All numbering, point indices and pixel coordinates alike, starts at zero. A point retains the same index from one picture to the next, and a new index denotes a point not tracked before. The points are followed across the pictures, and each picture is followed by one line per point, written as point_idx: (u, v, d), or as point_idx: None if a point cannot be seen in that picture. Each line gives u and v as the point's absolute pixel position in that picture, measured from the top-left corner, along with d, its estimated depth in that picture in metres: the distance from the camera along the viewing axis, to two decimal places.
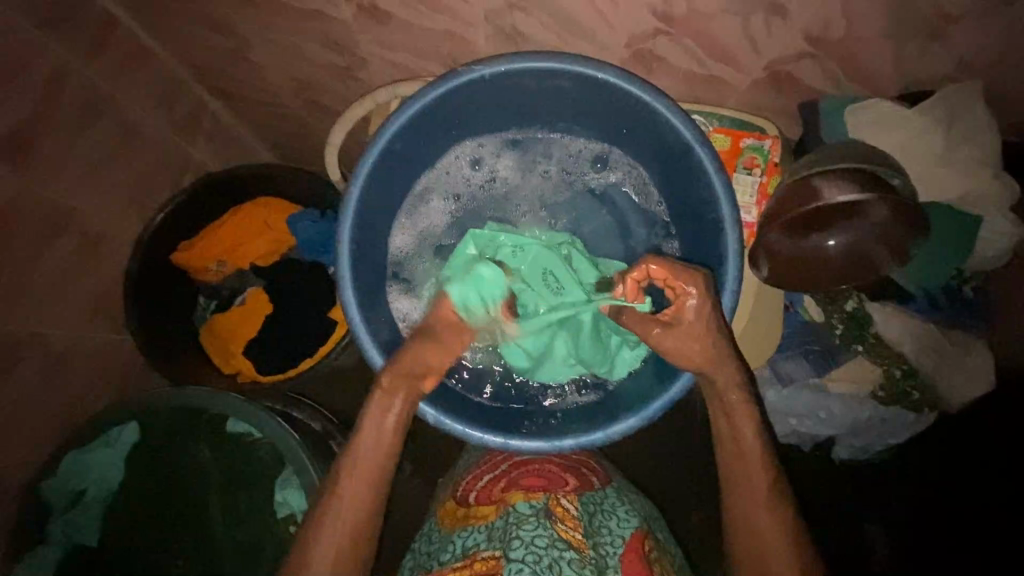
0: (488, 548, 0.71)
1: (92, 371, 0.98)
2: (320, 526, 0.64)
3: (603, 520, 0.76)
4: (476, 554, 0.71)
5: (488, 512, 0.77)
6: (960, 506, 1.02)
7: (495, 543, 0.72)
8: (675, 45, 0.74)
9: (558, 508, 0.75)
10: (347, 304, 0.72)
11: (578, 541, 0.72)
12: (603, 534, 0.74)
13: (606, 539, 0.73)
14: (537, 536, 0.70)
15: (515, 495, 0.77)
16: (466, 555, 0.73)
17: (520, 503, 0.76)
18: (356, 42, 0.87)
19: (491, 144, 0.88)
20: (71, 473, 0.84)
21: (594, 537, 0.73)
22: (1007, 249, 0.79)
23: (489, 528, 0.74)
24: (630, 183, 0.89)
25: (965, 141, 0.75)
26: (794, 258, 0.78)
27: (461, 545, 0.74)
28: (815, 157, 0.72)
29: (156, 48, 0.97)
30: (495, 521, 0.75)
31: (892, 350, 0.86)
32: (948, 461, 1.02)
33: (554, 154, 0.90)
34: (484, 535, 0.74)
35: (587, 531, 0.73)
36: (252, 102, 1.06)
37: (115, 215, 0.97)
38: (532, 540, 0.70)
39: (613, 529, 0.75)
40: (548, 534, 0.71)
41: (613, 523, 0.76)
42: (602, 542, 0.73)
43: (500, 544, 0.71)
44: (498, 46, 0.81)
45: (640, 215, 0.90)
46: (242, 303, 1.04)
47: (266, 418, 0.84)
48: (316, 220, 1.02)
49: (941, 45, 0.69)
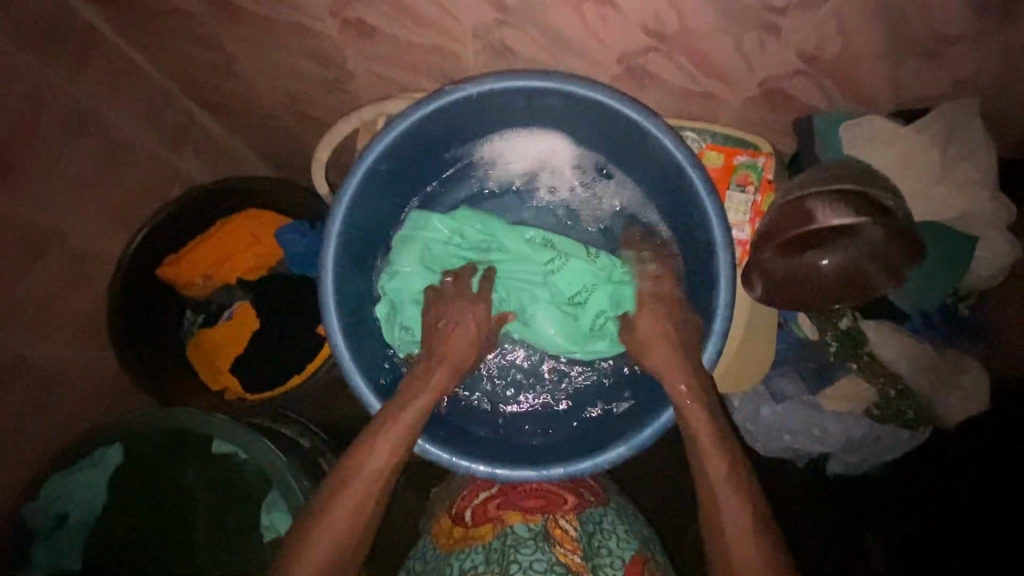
0: (488, 572, 0.69)
1: (76, 389, 0.96)
2: (328, 502, 0.62)
3: (602, 541, 0.73)
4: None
5: (486, 532, 0.75)
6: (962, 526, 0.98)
7: (494, 566, 0.70)
8: (668, 62, 0.73)
9: (557, 530, 0.73)
10: (332, 328, 0.71)
11: (578, 565, 0.70)
12: (603, 555, 0.71)
13: (606, 561, 0.71)
14: (536, 560, 0.69)
15: (512, 516, 0.76)
16: None
17: (518, 524, 0.74)
18: (343, 56, 0.85)
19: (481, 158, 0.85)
20: (53, 496, 0.81)
21: (594, 559, 0.71)
22: (1004, 269, 0.78)
23: (487, 550, 0.72)
24: (631, 203, 0.85)
25: (962, 161, 0.74)
26: (789, 277, 0.76)
27: (460, 566, 0.72)
28: (807, 178, 0.71)
29: (139, 59, 0.95)
30: (493, 541, 0.73)
31: (888, 369, 0.84)
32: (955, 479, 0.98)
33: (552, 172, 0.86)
34: (481, 557, 0.72)
35: (586, 554, 0.71)
36: (239, 112, 1.04)
37: (97, 230, 0.95)
38: (531, 565, 0.69)
39: (613, 549, 0.72)
40: (546, 558, 0.70)
41: (613, 543, 0.73)
42: (602, 564, 0.70)
43: (499, 568, 0.69)
44: (488, 61, 0.79)
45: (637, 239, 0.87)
46: (230, 319, 1.02)
47: (250, 438, 0.82)
48: (304, 233, 1.00)
49: (939, 63, 0.68)
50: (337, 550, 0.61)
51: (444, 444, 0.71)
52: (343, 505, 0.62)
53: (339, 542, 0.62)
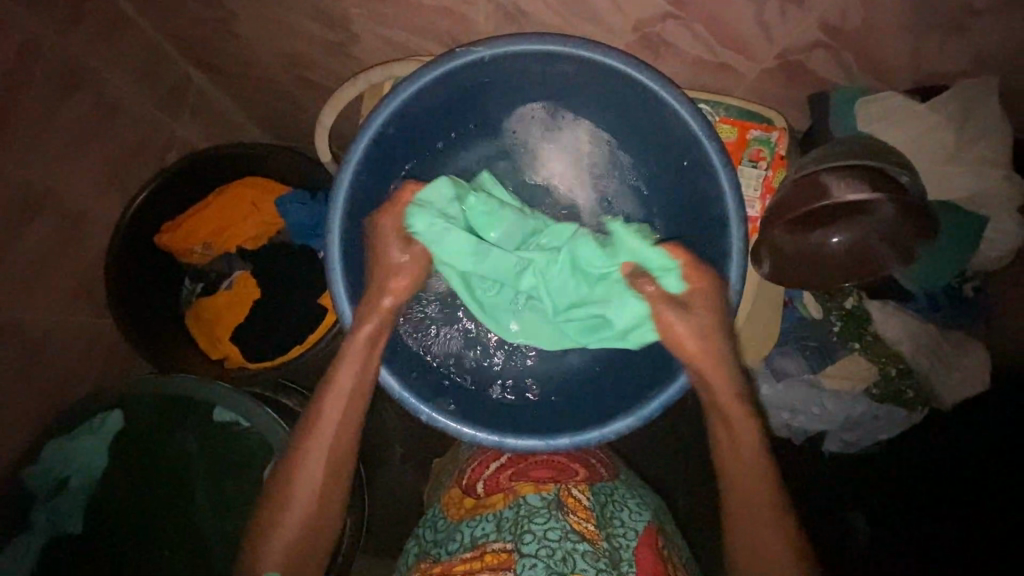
0: (499, 540, 0.69)
1: (75, 356, 0.95)
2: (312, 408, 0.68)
3: (615, 512, 0.73)
4: (487, 547, 0.69)
5: (497, 501, 0.74)
6: (960, 510, 0.98)
7: (506, 535, 0.69)
8: (685, 30, 0.71)
9: (570, 499, 0.72)
10: (337, 293, 0.71)
11: (592, 532, 0.69)
12: (616, 526, 0.71)
13: (619, 531, 0.70)
14: (549, 529, 0.68)
15: (524, 486, 0.74)
16: (475, 545, 0.70)
17: (530, 495, 0.73)
18: (348, 17, 0.82)
19: (481, 146, 0.86)
20: (51, 463, 0.82)
21: (607, 529, 0.70)
22: (1011, 250, 0.77)
23: (498, 518, 0.72)
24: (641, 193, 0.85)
25: (978, 139, 0.73)
26: (798, 254, 0.76)
27: (470, 534, 0.72)
28: (825, 152, 0.71)
29: (134, 16, 0.92)
30: (504, 511, 0.72)
31: (890, 348, 0.85)
32: (958, 464, 0.98)
33: (558, 154, 0.87)
34: (492, 525, 0.71)
35: (599, 523, 0.71)
36: (238, 75, 1.01)
37: (91, 192, 0.93)
38: (544, 534, 0.67)
39: (625, 520, 0.72)
40: (561, 526, 0.68)
41: (625, 514, 0.73)
42: (615, 534, 0.70)
43: (512, 537, 0.69)
44: (500, 25, 0.77)
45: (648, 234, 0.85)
46: (229, 288, 1.00)
47: (256, 407, 0.83)
48: (305, 202, 0.98)
49: (961, 36, 0.67)
50: (328, 449, 0.67)
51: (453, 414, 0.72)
52: (331, 408, 0.68)
53: (328, 445, 0.67)
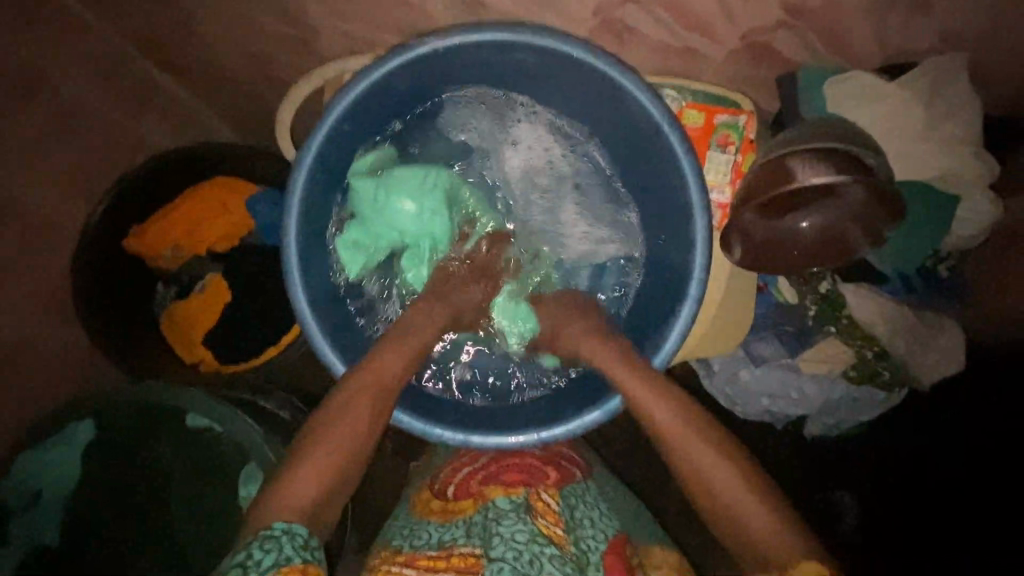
0: (467, 544, 0.69)
1: (44, 368, 0.94)
2: (374, 355, 0.70)
3: (584, 513, 0.73)
4: (454, 549, 0.69)
5: (466, 506, 0.74)
6: None
7: (474, 540, 0.69)
8: (646, 14, 0.69)
9: (539, 502, 0.72)
10: (296, 296, 0.70)
11: (561, 537, 0.69)
12: (585, 528, 0.71)
13: (589, 533, 0.71)
14: (517, 531, 0.68)
15: (494, 490, 0.74)
16: (441, 546, 0.69)
17: (500, 498, 0.73)
18: (305, 12, 0.80)
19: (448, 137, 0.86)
20: (25, 473, 0.81)
21: (575, 532, 0.71)
22: (986, 227, 0.76)
23: (467, 524, 0.72)
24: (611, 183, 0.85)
25: (948, 117, 0.71)
26: (768, 241, 0.75)
27: (437, 537, 0.71)
28: (792, 135, 0.70)
29: (89, 17, 0.90)
30: (473, 516, 0.72)
31: (865, 332, 0.83)
32: None
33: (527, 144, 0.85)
34: (461, 530, 0.71)
35: (568, 526, 0.71)
36: (199, 75, 0.98)
37: (57, 201, 0.92)
38: (513, 535, 0.68)
39: (597, 523, 0.72)
40: (529, 529, 0.68)
41: (596, 515, 0.73)
42: (584, 537, 0.70)
43: (480, 542, 0.69)
44: (459, 14, 0.75)
45: (616, 257, 0.87)
46: (203, 290, 0.98)
47: (229, 411, 0.82)
48: (275, 202, 0.98)
49: (925, 13, 0.65)
50: (378, 396, 0.67)
51: (419, 414, 0.73)
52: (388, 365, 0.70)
53: (380, 389, 0.68)
